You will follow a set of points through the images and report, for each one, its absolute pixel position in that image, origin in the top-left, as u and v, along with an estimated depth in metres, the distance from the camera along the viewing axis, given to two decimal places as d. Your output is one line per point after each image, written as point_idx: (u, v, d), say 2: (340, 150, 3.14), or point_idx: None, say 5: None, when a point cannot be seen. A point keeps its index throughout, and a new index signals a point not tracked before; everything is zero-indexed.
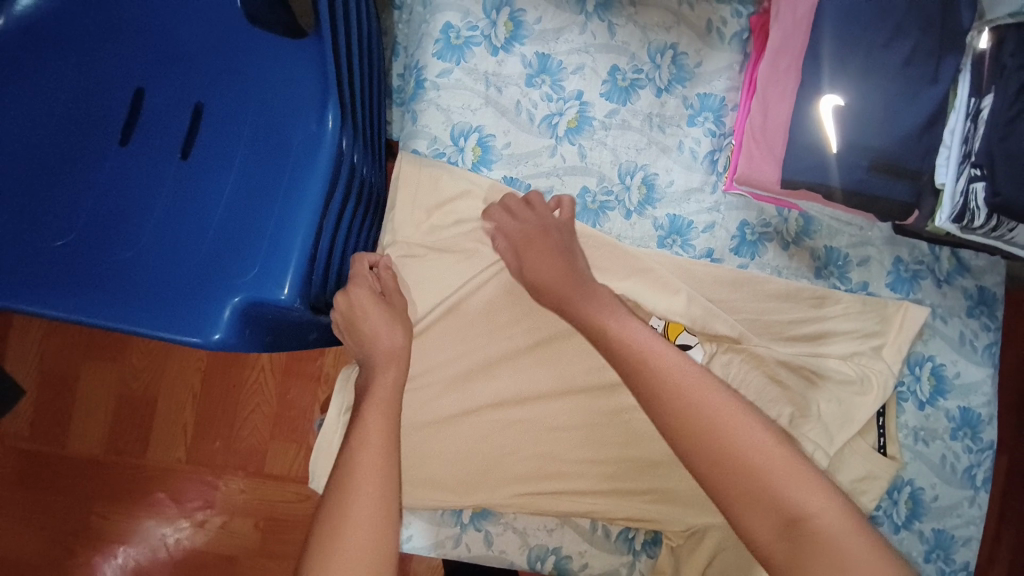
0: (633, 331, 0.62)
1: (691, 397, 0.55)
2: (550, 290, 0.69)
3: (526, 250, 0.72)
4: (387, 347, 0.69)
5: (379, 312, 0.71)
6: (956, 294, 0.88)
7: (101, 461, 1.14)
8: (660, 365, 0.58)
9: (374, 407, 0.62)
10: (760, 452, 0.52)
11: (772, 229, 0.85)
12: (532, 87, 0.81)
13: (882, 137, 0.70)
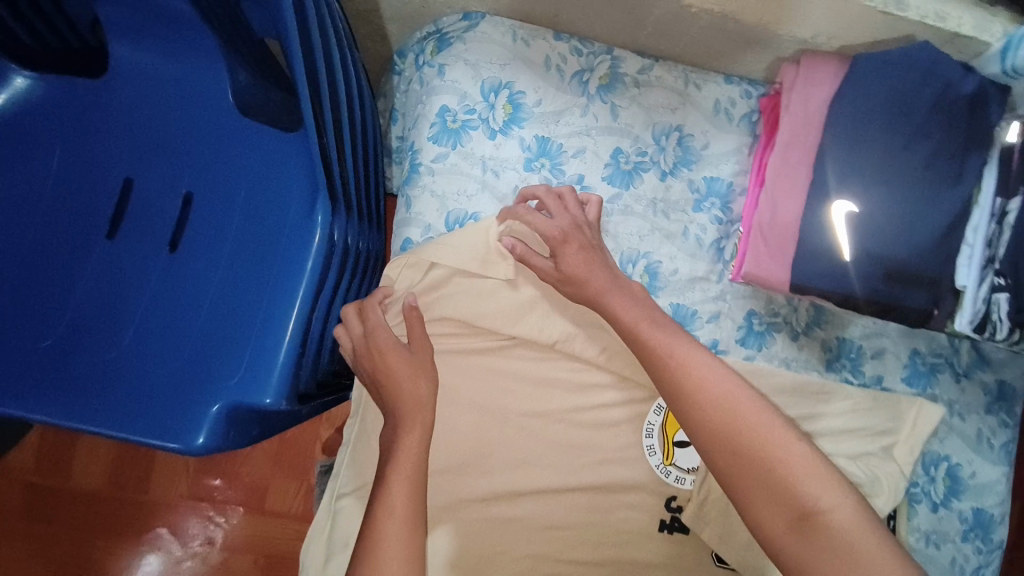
0: (670, 344, 0.62)
1: (743, 409, 0.57)
2: (582, 271, 0.69)
3: (564, 249, 0.70)
4: (411, 397, 0.66)
5: (397, 358, 0.68)
6: (975, 390, 0.84)
7: (103, 494, 1.11)
8: (706, 378, 0.59)
9: (397, 474, 0.61)
10: (784, 453, 0.55)
11: (780, 319, 0.81)
12: (530, 172, 0.78)
13: (898, 246, 0.66)
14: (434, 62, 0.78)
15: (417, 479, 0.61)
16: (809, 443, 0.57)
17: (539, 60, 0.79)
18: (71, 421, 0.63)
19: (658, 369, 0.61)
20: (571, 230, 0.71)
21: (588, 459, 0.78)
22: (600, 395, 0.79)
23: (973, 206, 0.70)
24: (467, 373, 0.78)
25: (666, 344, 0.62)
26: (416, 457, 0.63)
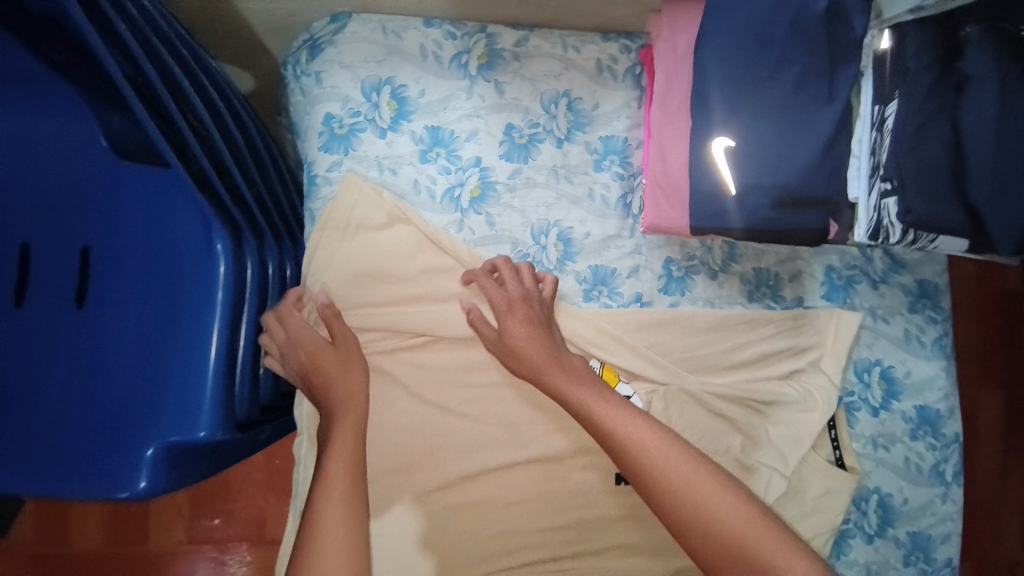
0: (569, 385, 0.70)
1: (634, 428, 0.65)
2: (518, 314, 0.73)
3: (508, 317, 0.73)
4: (342, 384, 0.70)
5: (320, 348, 0.71)
6: (895, 294, 0.86)
7: (105, 556, 1.11)
8: (602, 411, 0.67)
9: (335, 457, 0.66)
10: (686, 478, 0.62)
11: (697, 261, 0.83)
12: (427, 163, 0.79)
13: (783, 172, 0.67)
14: (310, 70, 0.78)
15: (355, 464, 0.66)
16: (694, 450, 0.65)
17: (415, 50, 0.78)
18: (21, 487, 0.65)
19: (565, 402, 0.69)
20: (519, 304, 0.73)
21: (537, 431, 0.80)
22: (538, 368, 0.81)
23: (856, 118, 0.71)
24: (403, 371, 0.79)
25: (554, 372, 0.71)
26: (350, 440, 0.67)
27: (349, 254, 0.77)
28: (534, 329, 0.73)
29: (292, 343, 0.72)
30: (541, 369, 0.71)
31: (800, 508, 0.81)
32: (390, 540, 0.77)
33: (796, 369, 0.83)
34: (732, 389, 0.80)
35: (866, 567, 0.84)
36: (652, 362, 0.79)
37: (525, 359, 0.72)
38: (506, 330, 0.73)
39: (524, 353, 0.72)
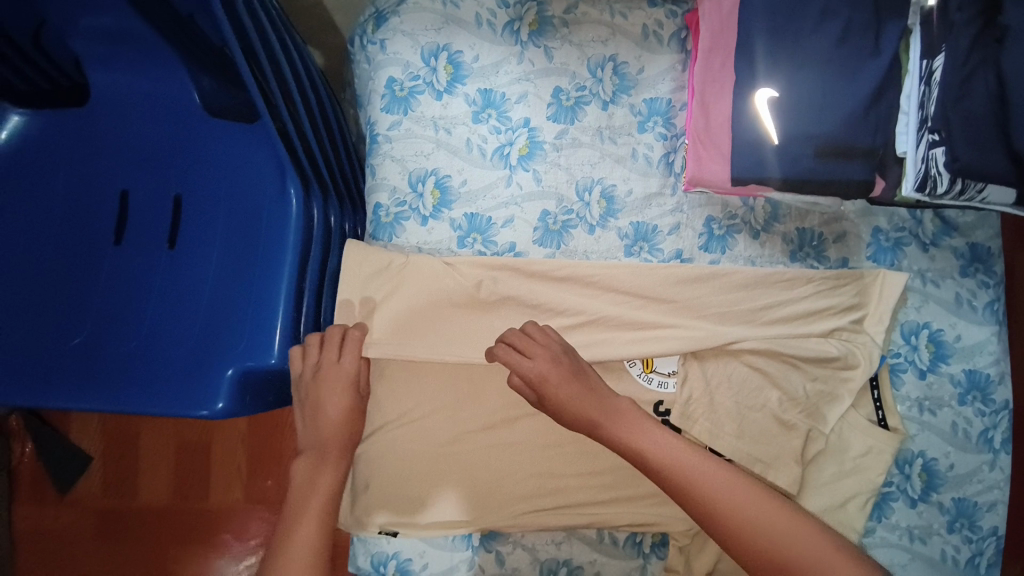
0: (625, 428, 0.71)
1: (679, 455, 0.67)
2: (552, 387, 0.72)
3: (546, 386, 0.72)
4: (342, 441, 0.74)
5: (332, 390, 0.74)
6: (946, 256, 0.84)
7: (169, 509, 1.19)
8: (635, 438, 0.70)
9: (310, 515, 0.67)
10: (716, 490, 0.64)
11: (739, 220, 0.85)
12: (479, 123, 0.84)
13: (824, 122, 0.70)
14: (375, 39, 0.85)
15: (327, 519, 0.68)
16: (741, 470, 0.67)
17: (471, 19, 0.85)
18: (110, 404, 0.72)
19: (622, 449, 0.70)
20: (550, 368, 0.72)
21: None
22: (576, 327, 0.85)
23: (904, 75, 0.72)
24: None
25: (607, 416, 0.72)
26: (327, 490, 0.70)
27: (407, 207, 0.83)
28: (568, 379, 0.73)
29: (312, 377, 0.74)
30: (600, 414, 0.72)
31: (836, 468, 0.82)
32: (436, 477, 0.81)
33: (837, 329, 0.83)
34: (766, 341, 0.82)
35: (907, 531, 0.82)
36: (691, 314, 0.83)
37: (569, 418, 0.73)
38: (543, 392, 0.73)
39: (576, 410, 0.72)
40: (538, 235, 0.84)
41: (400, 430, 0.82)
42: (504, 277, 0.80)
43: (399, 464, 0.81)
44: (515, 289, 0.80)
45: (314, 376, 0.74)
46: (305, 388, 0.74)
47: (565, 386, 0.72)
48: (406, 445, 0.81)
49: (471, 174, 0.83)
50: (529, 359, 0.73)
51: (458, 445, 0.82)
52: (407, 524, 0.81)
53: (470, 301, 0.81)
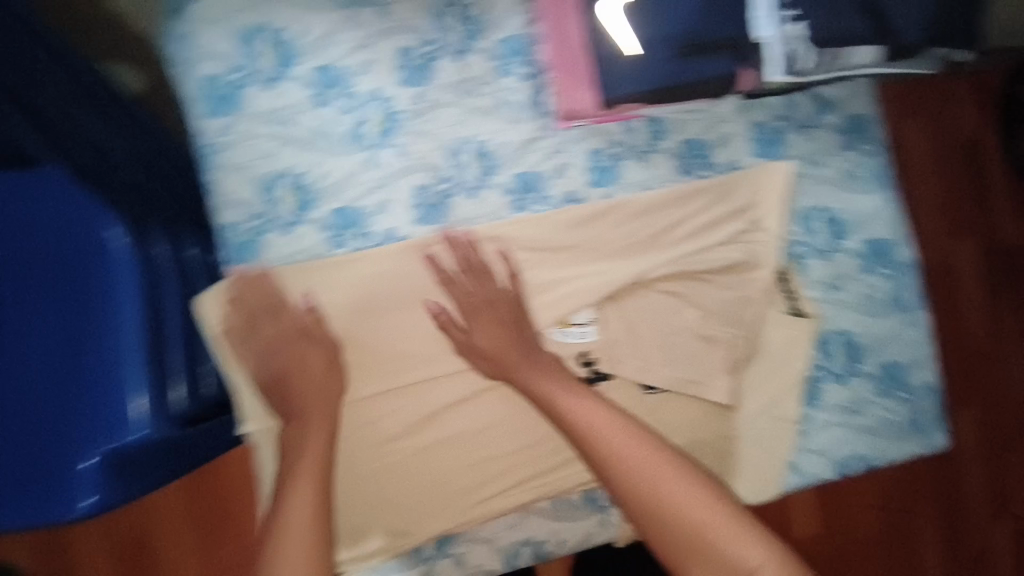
0: (577, 406, 0.71)
1: (591, 414, 0.70)
2: (471, 308, 0.77)
3: (473, 322, 0.77)
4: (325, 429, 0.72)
5: (325, 377, 0.73)
6: (828, 135, 0.83)
7: None
8: (557, 391, 0.72)
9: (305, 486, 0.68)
10: (614, 440, 0.68)
11: (622, 146, 0.81)
12: (323, 107, 0.73)
13: (672, 20, 0.65)
14: (178, 32, 0.72)
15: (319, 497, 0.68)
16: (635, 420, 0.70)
17: None
18: None
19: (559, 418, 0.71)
20: (484, 304, 0.77)
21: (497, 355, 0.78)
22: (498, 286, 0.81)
23: None
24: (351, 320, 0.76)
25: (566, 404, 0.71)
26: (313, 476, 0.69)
27: (263, 218, 0.74)
28: (495, 324, 0.77)
29: (292, 356, 0.74)
30: (554, 401, 0.72)
31: (764, 364, 0.84)
32: (376, 489, 0.79)
33: (738, 233, 0.82)
34: (672, 262, 0.81)
35: (841, 405, 0.85)
36: (592, 254, 0.81)
37: (498, 357, 0.77)
38: (470, 332, 0.76)
39: (498, 346, 0.77)
40: (418, 214, 0.77)
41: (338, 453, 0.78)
42: (401, 265, 0.77)
43: (348, 483, 0.79)
44: (418, 272, 0.77)
45: (278, 336, 0.74)
46: (281, 362, 0.74)
47: (485, 329, 0.76)
48: (349, 465, 0.78)
49: (327, 163, 0.74)
50: (466, 288, 0.77)
51: (395, 450, 0.79)
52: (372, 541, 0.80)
53: (366, 297, 0.76)
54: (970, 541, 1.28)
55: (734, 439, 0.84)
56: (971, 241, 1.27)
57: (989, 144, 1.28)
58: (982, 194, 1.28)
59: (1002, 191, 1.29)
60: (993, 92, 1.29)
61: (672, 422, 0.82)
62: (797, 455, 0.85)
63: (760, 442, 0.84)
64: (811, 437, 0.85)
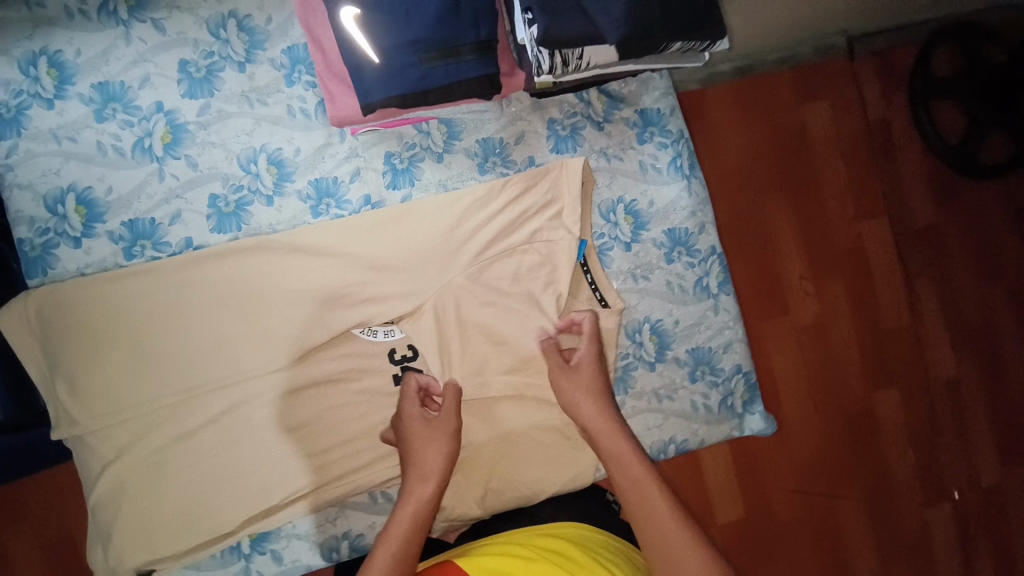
0: (620, 449, 0.72)
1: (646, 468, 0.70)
2: (278, 302, 0.79)
3: (284, 310, 0.79)
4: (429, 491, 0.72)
5: (427, 441, 0.75)
6: (620, 128, 0.86)
7: None
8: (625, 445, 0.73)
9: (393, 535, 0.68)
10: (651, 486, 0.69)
11: (418, 148, 0.83)
12: (105, 122, 0.77)
13: (414, 26, 0.67)
14: None
15: (416, 533, 0.69)
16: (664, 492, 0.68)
17: (59, 14, 0.76)
18: None
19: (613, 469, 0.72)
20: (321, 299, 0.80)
21: (292, 357, 0.79)
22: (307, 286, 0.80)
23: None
24: (147, 327, 0.77)
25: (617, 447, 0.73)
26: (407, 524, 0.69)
27: (51, 233, 0.76)
28: (321, 316, 0.80)
29: (400, 415, 0.79)
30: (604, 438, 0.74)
31: None
32: (186, 496, 0.77)
33: (538, 231, 0.82)
34: (474, 263, 0.82)
35: (655, 392, 0.86)
36: (393, 255, 0.81)
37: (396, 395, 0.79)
38: (293, 327, 0.79)
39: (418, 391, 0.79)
40: (213, 222, 0.79)
41: (132, 457, 0.77)
42: (197, 271, 0.78)
43: (157, 491, 0.77)
44: (214, 275, 0.78)
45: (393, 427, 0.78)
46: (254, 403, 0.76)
47: (305, 320, 0.80)
48: (142, 469, 0.77)
49: (116, 176, 0.77)
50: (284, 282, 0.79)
51: (187, 446, 0.78)
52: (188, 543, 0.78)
53: (160, 305, 0.77)
54: (824, 512, 1.37)
55: (553, 429, 0.85)
56: (801, 223, 1.40)
57: (812, 129, 1.41)
58: (813, 179, 1.41)
59: (833, 179, 1.42)
60: (820, 86, 1.41)
61: (481, 414, 0.84)
62: None
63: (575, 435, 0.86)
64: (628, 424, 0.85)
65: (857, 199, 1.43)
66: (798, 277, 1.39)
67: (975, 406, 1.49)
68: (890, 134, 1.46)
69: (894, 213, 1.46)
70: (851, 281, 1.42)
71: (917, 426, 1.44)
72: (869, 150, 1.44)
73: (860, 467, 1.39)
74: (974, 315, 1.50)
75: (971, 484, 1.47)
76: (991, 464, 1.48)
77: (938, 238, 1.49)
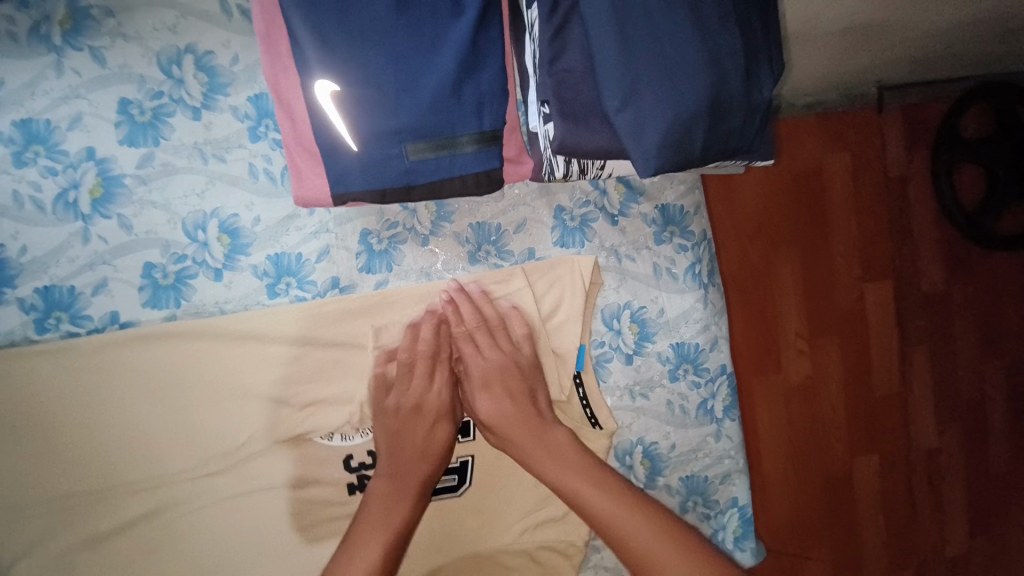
0: (611, 506, 0.57)
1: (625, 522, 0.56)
2: (224, 391, 0.68)
3: (240, 406, 0.68)
4: (417, 464, 0.63)
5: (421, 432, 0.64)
6: (637, 225, 0.75)
7: None
8: (614, 516, 0.56)
9: (374, 534, 0.57)
10: (628, 533, 0.55)
11: (401, 229, 0.71)
12: (22, 167, 0.63)
13: (403, 113, 0.54)
14: None
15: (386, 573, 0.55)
16: None
17: None
18: None
19: (612, 534, 0.56)
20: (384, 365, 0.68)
21: (232, 461, 0.69)
22: (258, 381, 0.68)
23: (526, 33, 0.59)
24: (63, 417, 0.66)
25: (632, 532, 0.55)
26: (390, 528, 0.58)
27: None
28: (273, 409, 0.69)
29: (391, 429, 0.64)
30: (623, 540, 0.55)
31: None
32: None
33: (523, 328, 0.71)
34: None
35: None
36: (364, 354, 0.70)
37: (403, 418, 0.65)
38: (249, 423, 0.69)
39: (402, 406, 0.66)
40: (148, 296, 0.67)
41: (32, 563, 0.66)
42: (125, 355, 0.66)
43: None
44: (144, 362, 0.66)
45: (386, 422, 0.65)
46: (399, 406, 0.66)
47: (256, 415, 0.69)
48: None
49: (33, 235, 0.64)
50: (238, 374, 0.68)
51: (96, 553, 0.67)
52: None
53: (80, 390, 0.66)
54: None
55: (524, 555, 0.76)
56: (805, 277, 1.27)
57: (828, 174, 1.26)
58: (825, 232, 1.27)
59: (846, 235, 1.28)
60: (846, 138, 1.27)
61: (443, 534, 0.74)
62: (588, 572, 0.78)
63: (547, 562, 0.76)
64: (604, 552, 0.79)
65: (865, 260, 1.30)
66: (794, 334, 1.27)
67: (958, 482, 1.37)
68: (909, 197, 1.31)
69: (901, 276, 1.32)
70: (849, 347, 1.30)
71: (899, 503, 1.33)
72: (884, 212, 1.30)
73: (835, 533, 1.27)
74: (969, 392, 1.39)
75: (942, 560, 1.35)
76: (964, 538, 1.37)
77: (942, 309, 1.36)
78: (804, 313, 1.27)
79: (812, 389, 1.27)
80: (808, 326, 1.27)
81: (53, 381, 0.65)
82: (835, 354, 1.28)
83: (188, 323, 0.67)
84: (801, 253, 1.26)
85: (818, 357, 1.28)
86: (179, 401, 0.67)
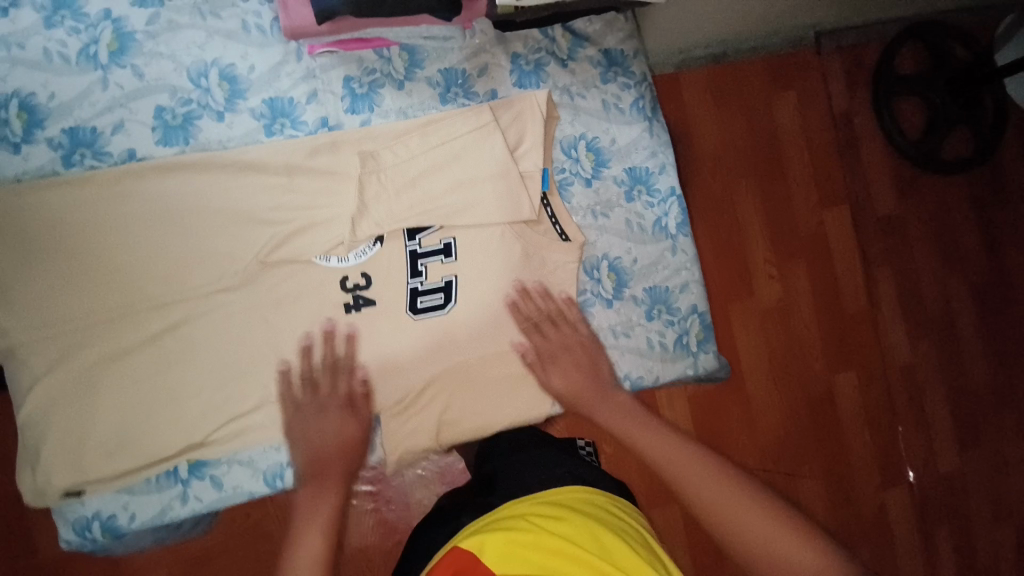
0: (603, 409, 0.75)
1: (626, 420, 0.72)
2: (229, 218, 0.77)
3: (243, 229, 0.77)
4: (341, 468, 0.72)
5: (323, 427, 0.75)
6: (585, 67, 0.87)
7: None
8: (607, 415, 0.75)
9: (328, 489, 0.69)
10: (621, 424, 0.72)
11: (378, 74, 0.82)
12: (52, 27, 0.74)
13: None
14: None
15: None
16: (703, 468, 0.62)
17: None
18: None
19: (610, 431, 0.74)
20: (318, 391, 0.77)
21: (240, 279, 0.77)
22: (260, 206, 0.77)
23: None
24: (86, 242, 0.74)
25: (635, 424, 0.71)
26: (327, 514, 0.66)
27: None
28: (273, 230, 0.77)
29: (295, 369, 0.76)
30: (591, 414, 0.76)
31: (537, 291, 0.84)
32: (123, 417, 0.75)
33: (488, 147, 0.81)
34: (434, 203, 0.80)
35: (610, 330, 0.87)
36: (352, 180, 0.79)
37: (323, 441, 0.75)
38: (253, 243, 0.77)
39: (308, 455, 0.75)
40: (160, 135, 0.77)
41: (65, 372, 0.74)
42: (140, 184, 0.75)
43: (89, 408, 0.74)
44: (157, 190, 0.75)
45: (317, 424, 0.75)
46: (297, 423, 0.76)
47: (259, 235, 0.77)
48: (77, 384, 0.74)
49: (61, 85, 0.75)
50: (243, 202, 0.77)
51: (122, 364, 0.75)
52: (121, 466, 0.75)
53: (102, 218, 0.74)
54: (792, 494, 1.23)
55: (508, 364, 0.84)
56: (767, 204, 1.27)
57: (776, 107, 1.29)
58: (780, 161, 1.29)
59: (800, 163, 1.30)
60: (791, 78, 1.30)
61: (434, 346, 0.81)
62: None
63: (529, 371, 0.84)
64: None
65: (823, 186, 1.30)
66: (763, 260, 1.26)
67: (939, 393, 1.34)
68: (855, 132, 1.34)
69: (854, 198, 1.32)
70: (818, 272, 1.29)
71: (883, 421, 1.31)
72: (834, 141, 1.32)
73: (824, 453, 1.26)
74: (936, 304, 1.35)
75: (936, 478, 1.32)
76: (956, 457, 1.33)
77: (898, 230, 1.35)
78: (770, 237, 1.27)
79: (784, 315, 1.27)
80: (775, 251, 1.27)
81: (80, 209, 0.74)
82: (800, 280, 1.28)
83: (198, 157, 0.77)
84: (759, 181, 1.27)
85: (788, 283, 1.27)
86: (191, 226, 0.76)
